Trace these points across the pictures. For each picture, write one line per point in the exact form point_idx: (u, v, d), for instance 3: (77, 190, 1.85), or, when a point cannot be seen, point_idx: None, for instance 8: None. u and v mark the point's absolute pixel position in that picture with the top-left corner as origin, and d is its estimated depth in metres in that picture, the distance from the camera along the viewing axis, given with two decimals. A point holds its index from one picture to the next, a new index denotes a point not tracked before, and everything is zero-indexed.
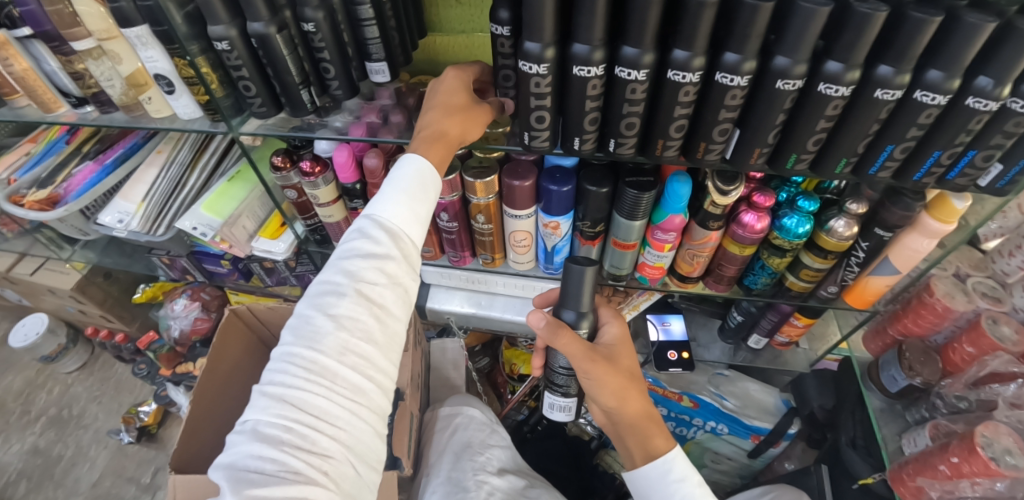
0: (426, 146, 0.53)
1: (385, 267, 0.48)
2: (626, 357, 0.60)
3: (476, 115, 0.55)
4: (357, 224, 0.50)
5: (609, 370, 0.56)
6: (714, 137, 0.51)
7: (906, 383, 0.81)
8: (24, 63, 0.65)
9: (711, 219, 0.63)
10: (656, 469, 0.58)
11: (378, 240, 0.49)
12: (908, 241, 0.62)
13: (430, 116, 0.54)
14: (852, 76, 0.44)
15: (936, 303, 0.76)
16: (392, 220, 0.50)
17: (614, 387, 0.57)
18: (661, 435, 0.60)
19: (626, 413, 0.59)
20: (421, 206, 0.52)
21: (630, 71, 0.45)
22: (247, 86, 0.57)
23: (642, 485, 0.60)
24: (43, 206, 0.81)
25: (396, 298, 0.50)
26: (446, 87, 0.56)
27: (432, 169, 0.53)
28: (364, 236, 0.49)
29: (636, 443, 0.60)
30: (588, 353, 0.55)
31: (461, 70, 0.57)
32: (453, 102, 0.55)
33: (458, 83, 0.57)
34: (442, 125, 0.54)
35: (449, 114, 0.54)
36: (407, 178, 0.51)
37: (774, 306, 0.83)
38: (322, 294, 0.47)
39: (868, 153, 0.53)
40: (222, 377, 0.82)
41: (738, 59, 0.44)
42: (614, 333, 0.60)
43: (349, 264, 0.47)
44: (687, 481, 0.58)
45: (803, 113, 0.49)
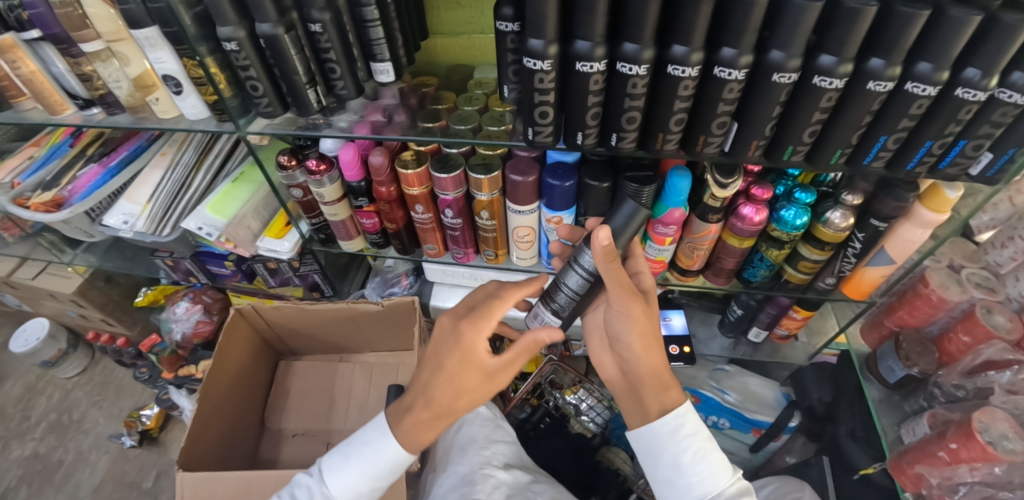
0: (415, 423, 0.55)
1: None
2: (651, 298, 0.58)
3: (484, 391, 0.54)
4: (315, 467, 0.58)
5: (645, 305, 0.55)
6: (712, 130, 0.52)
7: (904, 373, 0.83)
8: (32, 66, 0.66)
9: (710, 211, 0.64)
10: (669, 424, 0.55)
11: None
12: (902, 231, 0.64)
13: (465, 329, 0.52)
14: (845, 69, 0.46)
15: (931, 294, 0.78)
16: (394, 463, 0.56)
17: (644, 325, 0.55)
18: (675, 387, 0.57)
19: (648, 359, 0.56)
20: (375, 478, 0.56)
21: (631, 66, 0.46)
22: (255, 86, 0.58)
23: (650, 445, 0.56)
24: (48, 208, 0.82)
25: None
26: (457, 355, 0.52)
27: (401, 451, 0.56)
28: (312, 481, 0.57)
29: (653, 394, 0.57)
30: (628, 291, 0.53)
31: (475, 328, 0.51)
32: (461, 382, 0.52)
33: (472, 350, 0.52)
34: (469, 345, 0.51)
35: (452, 393, 0.53)
36: (372, 452, 0.56)
37: (773, 299, 0.84)
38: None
39: (862, 144, 0.55)
40: (228, 377, 0.83)
41: (734, 53, 0.45)
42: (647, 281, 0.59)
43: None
44: (699, 435, 0.56)
45: (798, 106, 0.50)
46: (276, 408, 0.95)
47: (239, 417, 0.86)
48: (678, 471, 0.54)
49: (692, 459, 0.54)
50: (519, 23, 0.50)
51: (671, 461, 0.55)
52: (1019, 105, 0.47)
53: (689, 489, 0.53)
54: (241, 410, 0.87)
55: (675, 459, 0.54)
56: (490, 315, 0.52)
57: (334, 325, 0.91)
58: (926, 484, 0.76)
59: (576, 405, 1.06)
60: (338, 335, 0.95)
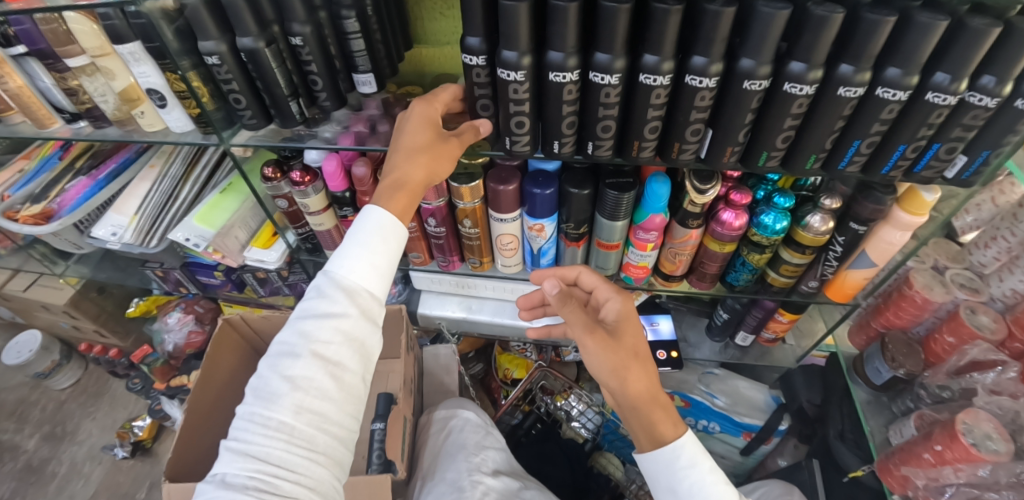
0: (390, 195, 0.54)
1: (342, 325, 0.48)
2: (631, 335, 0.58)
3: (437, 160, 0.55)
4: (316, 280, 0.51)
5: (610, 347, 0.55)
6: (687, 138, 0.53)
7: (891, 375, 0.83)
8: (19, 81, 0.67)
9: (690, 217, 0.64)
10: (664, 456, 0.55)
11: (334, 298, 0.49)
12: (882, 234, 0.65)
13: (415, 106, 0.56)
14: (815, 75, 0.47)
15: (915, 295, 0.78)
16: (357, 267, 0.51)
17: (613, 364, 0.55)
18: (669, 421, 0.56)
19: (628, 396, 0.56)
20: (380, 259, 0.53)
21: (603, 76, 0.47)
22: (237, 98, 0.59)
23: (650, 470, 0.57)
24: (37, 221, 0.82)
25: (355, 352, 0.50)
26: (415, 121, 0.55)
27: (394, 220, 0.54)
28: (319, 289, 0.50)
29: (642, 428, 0.56)
30: (588, 326, 0.56)
31: (427, 101, 0.56)
32: (418, 146, 0.55)
33: (427, 117, 0.56)
34: (426, 116, 0.56)
35: (412, 157, 0.55)
36: (367, 231, 0.52)
37: (758, 303, 0.84)
38: (282, 351, 0.47)
39: (837, 148, 0.55)
40: (217, 386, 0.83)
41: (705, 62, 0.46)
42: (617, 309, 0.60)
43: (306, 324, 0.48)
44: (697, 468, 0.54)
45: (771, 112, 0.51)
46: None
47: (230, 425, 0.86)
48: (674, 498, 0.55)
49: (687, 489, 0.54)
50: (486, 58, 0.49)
51: (668, 486, 0.55)
52: (989, 109, 0.48)
53: None
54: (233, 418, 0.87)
55: (671, 485, 0.55)
56: (438, 96, 0.58)
57: None
58: (912, 485, 0.76)
59: (568, 411, 1.06)
60: None
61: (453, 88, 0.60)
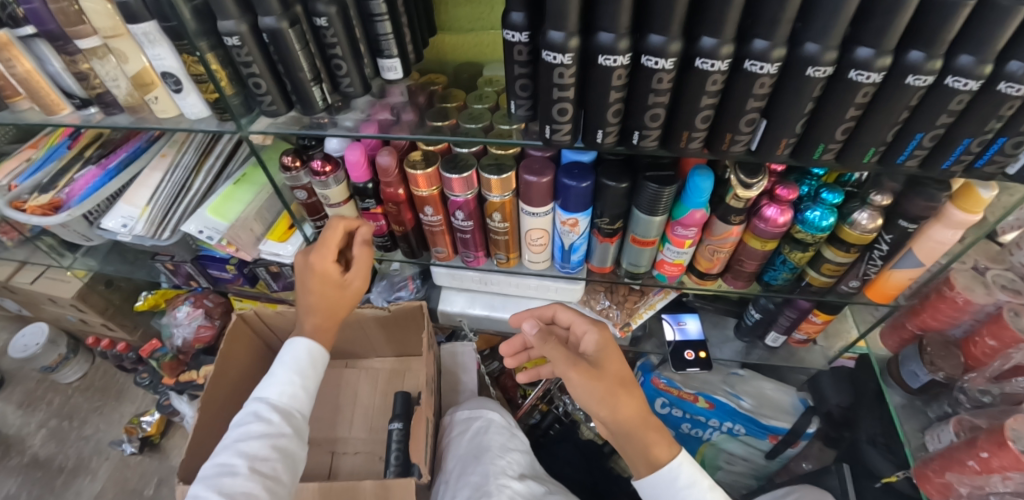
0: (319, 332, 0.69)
1: (278, 442, 0.59)
2: (613, 362, 0.59)
3: (339, 295, 0.69)
4: (252, 406, 0.62)
5: (595, 377, 0.56)
6: (740, 128, 0.49)
7: (928, 378, 0.80)
8: (27, 64, 0.64)
9: (732, 212, 0.61)
10: (664, 477, 0.59)
11: (270, 421, 0.61)
12: (932, 232, 0.61)
13: (313, 257, 0.65)
14: (883, 62, 0.43)
15: (956, 297, 0.74)
16: (283, 395, 0.64)
17: (600, 394, 0.56)
18: (664, 443, 0.60)
19: (619, 424, 0.57)
20: (309, 383, 0.67)
21: (657, 60, 0.43)
22: (257, 83, 0.56)
23: (650, 492, 0.61)
24: (45, 211, 0.79)
25: (286, 468, 0.59)
26: (314, 274, 0.66)
27: (318, 349, 0.69)
28: (257, 415, 0.61)
29: (637, 453, 0.60)
30: (571, 360, 0.57)
31: (320, 252, 0.65)
32: (321, 274, 0.66)
33: (330, 242, 0.65)
34: (317, 263, 0.65)
35: (309, 290, 0.67)
36: (293, 356, 0.67)
37: (792, 302, 0.80)
38: (220, 469, 0.55)
39: (896, 141, 0.52)
40: (230, 385, 0.80)
41: (767, 46, 0.42)
42: (596, 340, 0.61)
43: (246, 444, 0.58)
44: (695, 486, 0.59)
45: (832, 101, 0.48)
46: None
47: None
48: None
49: None
50: (529, 34, 0.46)
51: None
52: None
53: None
54: None
55: None
56: (331, 246, 0.66)
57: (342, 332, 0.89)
58: (954, 493, 0.73)
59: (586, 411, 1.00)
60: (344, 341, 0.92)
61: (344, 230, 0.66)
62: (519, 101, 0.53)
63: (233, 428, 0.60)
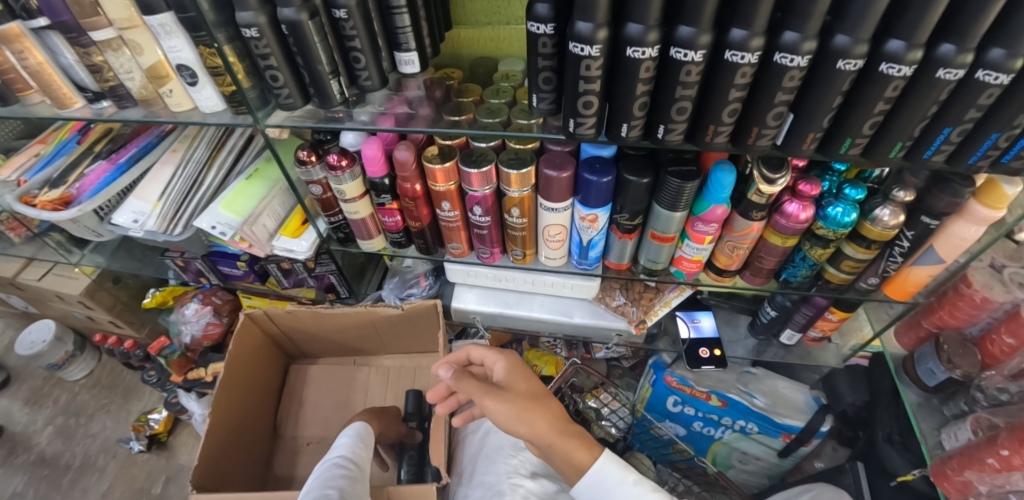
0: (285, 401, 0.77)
1: (355, 485, 0.59)
2: (522, 382, 0.65)
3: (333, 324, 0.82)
4: (330, 461, 0.62)
5: (505, 397, 0.62)
6: (767, 122, 0.49)
7: (945, 376, 0.80)
8: (39, 57, 0.63)
9: (754, 209, 0.60)
10: (590, 480, 0.61)
11: (349, 467, 0.61)
12: (955, 229, 0.61)
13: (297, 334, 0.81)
14: (915, 55, 0.43)
15: (974, 294, 0.74)
16: (355, 452, 0.65)
17: (515, 411, 0.61)
18: (584, 447, 0.62)
19: (537, 437, 0.61)
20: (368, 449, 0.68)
21: (686, 52, 0.43)
22: (275, 75, 0.55)
23: (585, 497, 0.62)
24: (55, 206, 0.78)
25: None
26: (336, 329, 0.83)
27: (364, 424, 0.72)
28: (335, 465, 0.61)
29: (562, 463, 0.62)
30: (485, 389, 0.63)
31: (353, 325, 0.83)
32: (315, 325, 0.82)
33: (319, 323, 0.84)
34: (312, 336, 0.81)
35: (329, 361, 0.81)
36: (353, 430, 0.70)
37: (809, 299, 0.80)
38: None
39: (923, 136, 0.51)
40: (239, 386, 0.80)
41: (798, 38, 0.42)
42: (504, 367, 0.67)
43: (329, 481, 0.57)
44: (623, 483, 0.61)
45: (861, 95, 0.47)
46: (289, 415, 0.92)
47: (251, 427, 0.83)
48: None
49: None
50: (554, 26, 0.46)
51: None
52: None
53: None
54: (253, 418, 0.84)
55: None
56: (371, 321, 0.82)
57: (354, 331, 0.88)
58: (973, 492, 0.72)
59: (597, 409, 1.02)
60: (355, 339, 0.92)
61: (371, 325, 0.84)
62: (541, 94, 0.52)
63: (312, 477, 0.59)
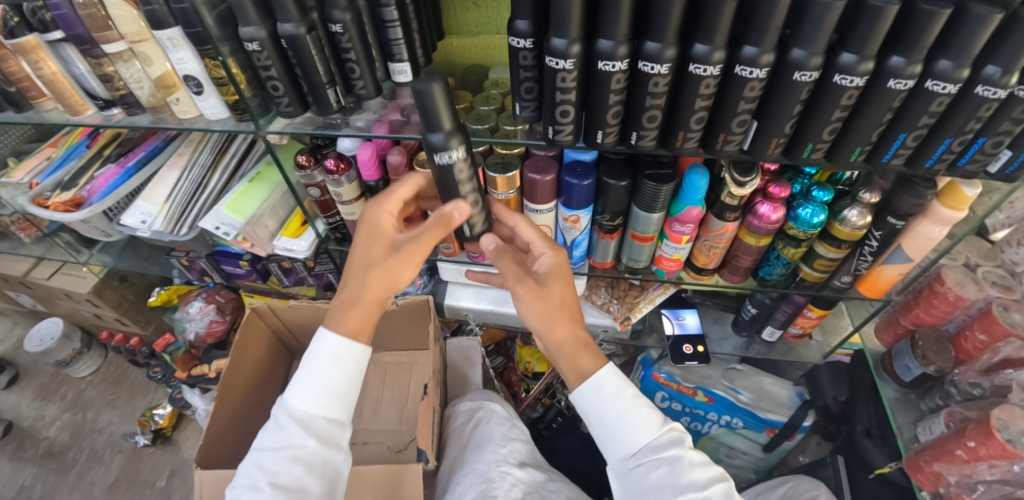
0: (341, 318, 0.56)
1: (297, 456, 0.51)
2: (560, 284, 0.60)
3: (397, 267, 0.56)
4: (278, 409, 0.55)
5: (539, 295, 0.59)
6: (733, 128, 0.52)
7: (921, 372, 0.83)
8: (54, 66, 0.67)
9: (727, 210, 0.64)
10: (589, 387, 0.58)
11: (290, 431, 0.52)
12: (920, 229, 0.63)
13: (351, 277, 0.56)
14: (866, 67, 0.46)
15: (947, 292, 0.77)
16: (303, 406, 0.53)
17: (540, 311, 0.59)
18: (589, 355, 0.60)
19: (553, 340, 0.60)
20: (334, 383, 0.54)
21: (653, 65, 0.46)
22: (275, 85, 0.59)
23: (582, 406, 0.59)
24: (67, 208, 0.82)
25: (319, 476, 0.52)
26: (366, 232, 0.58)
27: (343, 339, 0.55)
28: (281, 424, 0.53)
29: (568, 368, 0.60)
30: (518, 276, 0.60)
31: (378, 204, 0.58)
32: (372, 259, 0.56)
33: (379, 224, 0.58)
34: (363, 288, 0.55)
35: (365, 273, 0.56)
36: (320, 351, 0.54)
37: (788, 297, 0.83)
38: (245, 484, 0.51)
39: (882, 142, 0.55)
40: (245, 376, 0.83)
41: (756, 52, 0.45)
42: (549, 262, 0.60)
43: (263, 458, 0.52)
44: (619, 395, 0.58)
45: (820, 104, 0.50)
46: None
47: (255, 413, 0.86)
48: (606, 430, 0.57)
49: (614, 417, 0.57)
50: (533, 40, 0.49)
51: (599, 420, 0.58)
52: None
53: (618, 443, 0.56)
54: (258, 406, 0.87)
55: (601, 418, 0.58)
56: (393, 197, 0.60)
57: None
58: (944, 482, 0.75)
59: None
60: None
61: (414, 181, 0.61)
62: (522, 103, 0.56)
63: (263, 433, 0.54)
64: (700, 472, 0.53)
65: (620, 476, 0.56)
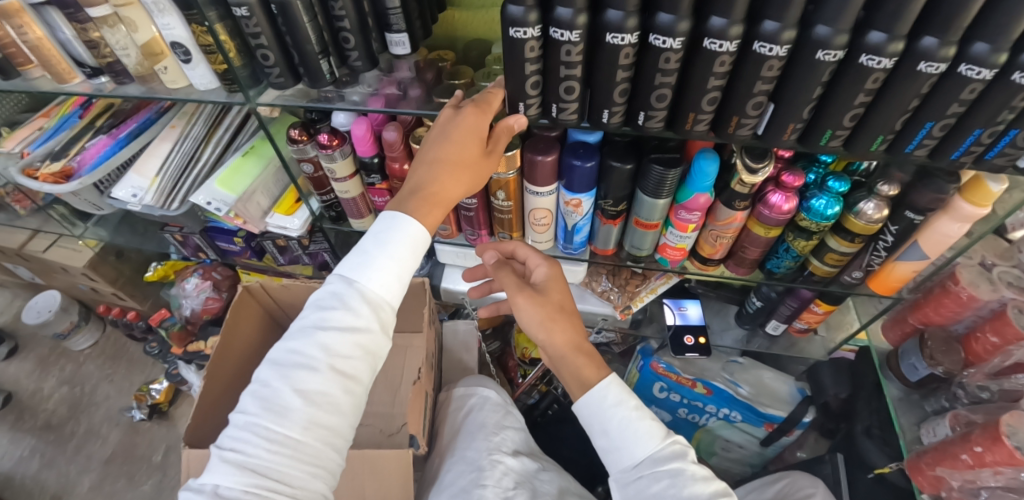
0: (426, 211, 0.53)
1: (362, 341, 0.48)
2: (558, 291, 0.61)
3: (480, 172, 0.55)
4: (340, 282, 0.50)
5: (538, 301, 0.58)
6: (747, 111, 0.49)
7: (927, 372, 0.81)
8: (39, 32, 0.64)
9: (736, 198, 0.61)
10: (593, 397, 0.55)
11: (359, 311, 0.49)
12: (939, 225, 0.60)
13: (431, 172, 0.53)
14: (896, 48, 0.42)
15: (960, 292, 0.74)
16: (376, 287, 0.50)
17: (541, 317, 0.58)
18: (591, 365, 0.57)
19: (553, 347, 0.58)
20: (407, 271, 0.52)
21: (665, 39, 0.43)
22: (265, 54, 0.56)
23: (584, 417, 0.56)
24: (57, 180, 0.80)
25: (369, 367, 0.50)
26: (462, 132, 0.51)
27: (423, 230, 0.53)
28: (343, 295, 0.49)
29: (569, 375, 0.57)
30: (518, 285, 0.60)
31: (481, 111, 0.52)
32: (462, 159, 0.53)
33: (476, 126, 0.52)
34: (441, 187, 0.53)
35: (453, 171, 0.53)
36: (401, 236, 0.52)
37: (794, 291, 0.80)
38: (296, 362, 0.46)
39: (906, 130, 0.51)
40: (237, 355, 0.82)
41: (777, 27, 0.42)
42: (546, 272, 0.62)
43: (325, 336, 0.47)
44: (621, 405, 0.54)
45: (842, 87, 0.47)
46: None
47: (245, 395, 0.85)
48: (608, 439, 0.54)
49: (617, 427, 0.53)
50: None
51: (601, 429, 0.54)
52: None
53: (620, 456, 0.53)
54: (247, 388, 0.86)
55: (603, 428, 0.54)
56: (492, 104, 0.53)
57: None
58: (945, 486, 0.73)
59: None
60: None
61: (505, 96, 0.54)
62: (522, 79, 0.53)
63: (313, 305, 0.50)
64: (704, 488, 0.49)
65: (621, 488, 0.52)
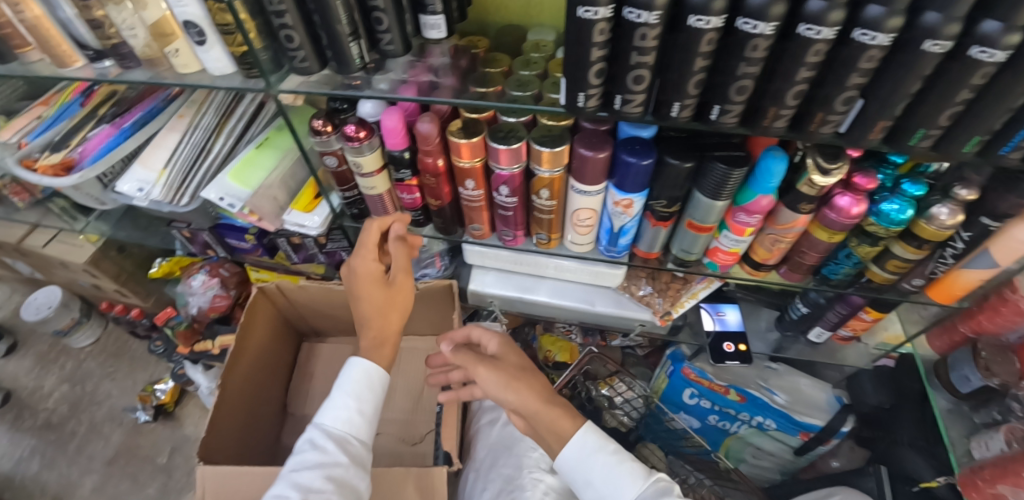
0: (374, 354, 0.65)
1: (331, 472, 0.54)
2: (514, 356, 0.65)
3: (397, 296, 0.66)
4: (310, 433, 0.58)
5: (497, 366, 0.62)
6: (835, 107, 0.44)
7: (981, 383, 0.75)
8: (35, 9, 0.58)
9: (802, 201, 0.56)
10: (572, 450, 0.57)
11: (326, 447, 0.56)
12: (1017, 232, 0.55)
13: (362, 310, 0.65)
14: (1015, 38, 0.37)
15: (1019, 300, 0.66)
16: (339, 425, 0.59)
17: (504, 379, 0.60)
18: (566, 415, 0.59)
19: (527, 405, 0.59)
20: (366, 402, 0.62)
21: (756, 23, 0.37)
22: (290, 35, 0.50)
23: (566, 472, 0.58)
24: (56, 172, 0.75)
25: (344, 497, 0.54)
26: (362, 282, 0.64)
27: (376, 368, 0.64)
28: (314, 443, 0.57)
29: (547, 431, 0.59)
30: (475, 358, 0.63)
31: (362, 256, 0.63)
32: (375, 300, 0.65)
33: (366, 264, 0.64)
34: (379, 333, 0.66)
35: (378, 313, 0.65)
36: (353, 378, 0.62)
37: (845, 297, 0.75)
38: None
39: (1004, 130, 0.46)
40: (251, 363, 0.78)
41: (884, 12, 0.36)
42: (497, 344, 0.67)
43: (298, 476, 0.53)
44: (601, 451, 0.57)
45: (943, 82, 0.41)
46: (299, 394, 0.90)
47: (257, 406, 0.80)
48: (594, 490, 0.56)
49: (599, 477, 0.56)
50: None
51: (585, 481, 0.57)
52: None
53: None
54: (260, 398, 0.81)
55: (587, 478, 0.56)
56: (366, 242, 0.63)
57: None
58: None
59: (610, 397, 0.99)
60: None
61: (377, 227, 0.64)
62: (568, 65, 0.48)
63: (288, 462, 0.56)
64: None
65: None
